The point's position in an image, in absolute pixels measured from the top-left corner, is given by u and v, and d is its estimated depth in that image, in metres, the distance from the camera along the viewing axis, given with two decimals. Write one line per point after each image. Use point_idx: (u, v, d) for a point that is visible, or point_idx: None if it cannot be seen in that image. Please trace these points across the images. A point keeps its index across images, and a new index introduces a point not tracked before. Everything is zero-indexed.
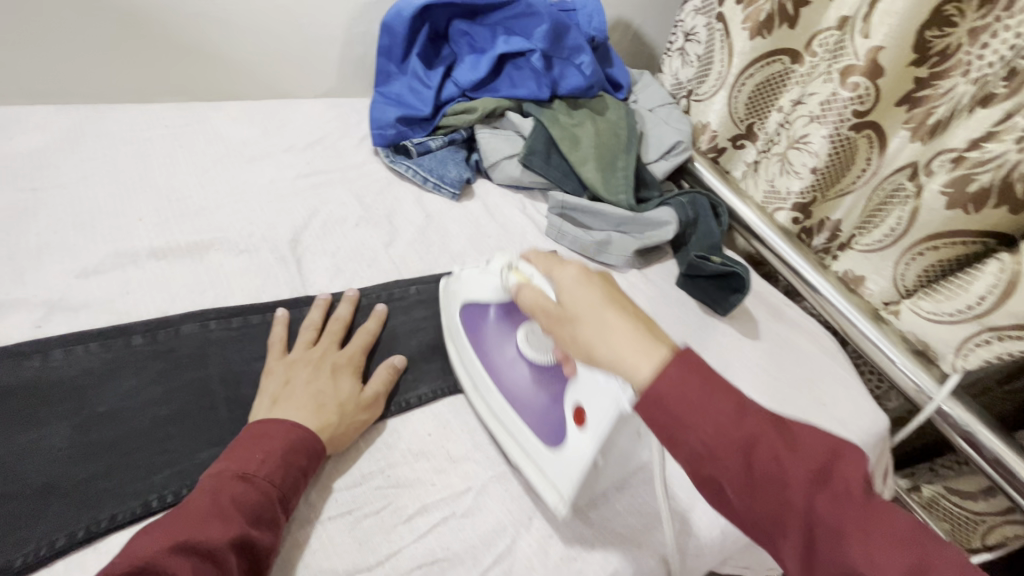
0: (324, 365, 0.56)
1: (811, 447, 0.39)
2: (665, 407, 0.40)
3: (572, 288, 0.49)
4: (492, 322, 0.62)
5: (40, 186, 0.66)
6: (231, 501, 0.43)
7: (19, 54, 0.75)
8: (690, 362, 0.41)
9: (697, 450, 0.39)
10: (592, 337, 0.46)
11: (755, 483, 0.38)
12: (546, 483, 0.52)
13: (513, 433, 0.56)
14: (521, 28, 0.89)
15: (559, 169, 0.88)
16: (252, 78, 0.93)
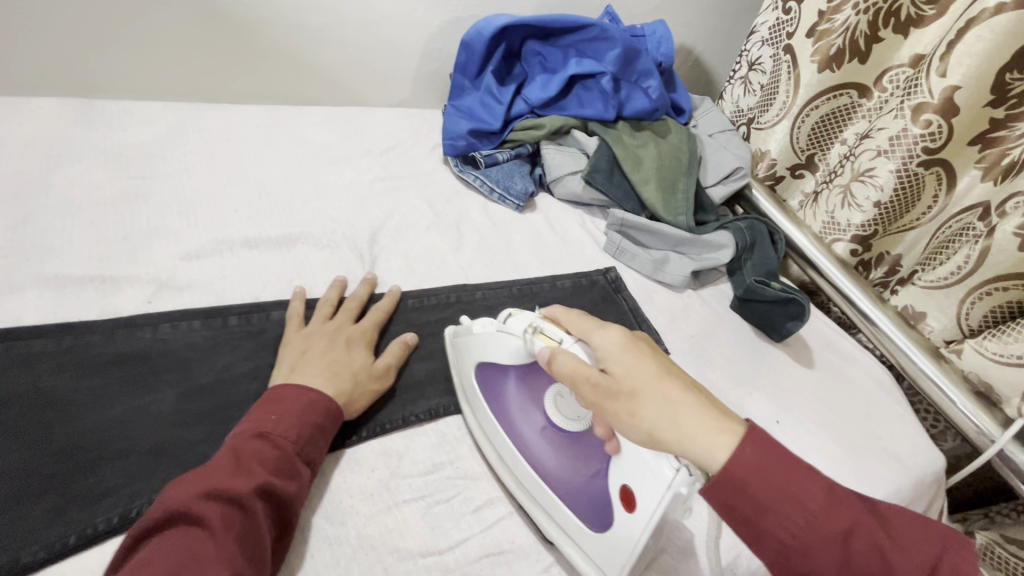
0: (339, 338, 0.59)
1: (911, 543, 0.40)
2: (759, 497, 0.40)
3: (622, 361, 0.46)
4: (514, 385, 0.58)
5: (149, 174, 0.73)
6: (251, 456, 0.45)
7: (136, 55, 0.82)
8: (778, 446, 0.41)
9: (789, 542, 0.39)
10: (658, 414, 0.44)
11: (855, 573, 0.38)
12: (595, 570, 0.49)
13: (553, 516, 0.52)
14: (593, 52, 0.93)
15: (620, 188, 0.90)
16: (336, 86, 0.98)
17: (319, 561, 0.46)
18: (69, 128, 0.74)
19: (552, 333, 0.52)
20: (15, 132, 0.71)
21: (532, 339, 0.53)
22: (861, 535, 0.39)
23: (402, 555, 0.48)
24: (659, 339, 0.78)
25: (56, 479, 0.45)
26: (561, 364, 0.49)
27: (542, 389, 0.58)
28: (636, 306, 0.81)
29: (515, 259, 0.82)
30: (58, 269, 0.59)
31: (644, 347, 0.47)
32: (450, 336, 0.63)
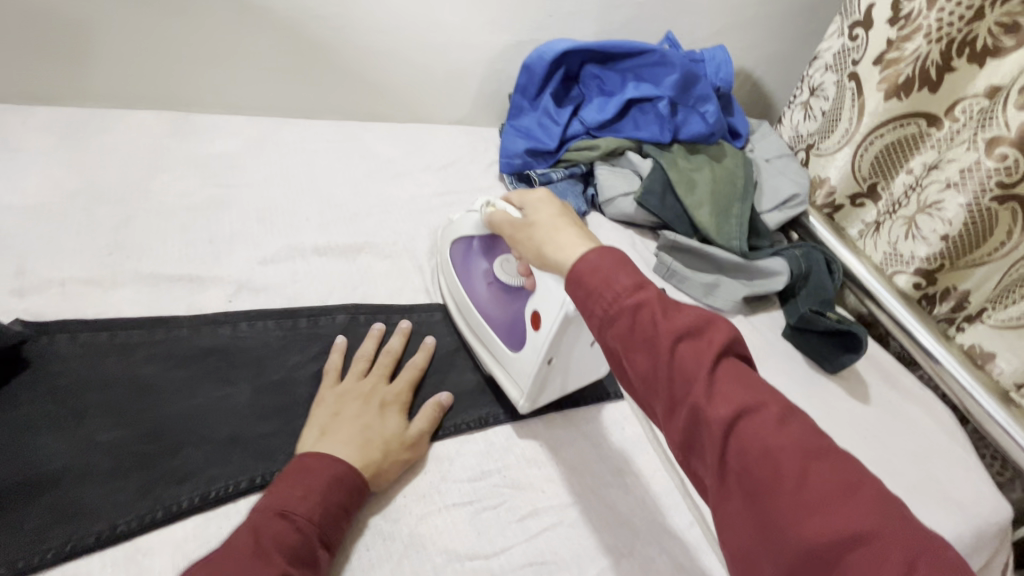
0: (373, 401, 0.57)
1: (685, 313, 0.42)
2: (582, 282, 0.45)
3: (537, 205, 0.55)
4: (475, 250, 0.69)
5: (233, 183, 0.79)
6: (272, 541, 0.43)
7: (226, 74, 0.90)
8: (614, 251, 0.46)
9: (598, 315, 0.44)
10: (547, 233, 0.52)
11: (632, 337, 0.42)
12: (511, 384, 0.62)
13: (489, 345, 0.65)
14: (651, 77, 0.95)
15: (673, 212, 0.91)
16: (401, 104, 1.03)
17: (373, 554, 0.49)
18: (166, 138, 0.82)
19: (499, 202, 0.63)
20: (121, 141, 0.79)
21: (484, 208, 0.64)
22: (647, 310, 0.42)
23: (449, 556, 0.50)
24: None
25: (148, 458, 0.50)
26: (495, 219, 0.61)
27: (494, 247, 0.68)
28: None
29: None
30: (153, 267, 0.65)
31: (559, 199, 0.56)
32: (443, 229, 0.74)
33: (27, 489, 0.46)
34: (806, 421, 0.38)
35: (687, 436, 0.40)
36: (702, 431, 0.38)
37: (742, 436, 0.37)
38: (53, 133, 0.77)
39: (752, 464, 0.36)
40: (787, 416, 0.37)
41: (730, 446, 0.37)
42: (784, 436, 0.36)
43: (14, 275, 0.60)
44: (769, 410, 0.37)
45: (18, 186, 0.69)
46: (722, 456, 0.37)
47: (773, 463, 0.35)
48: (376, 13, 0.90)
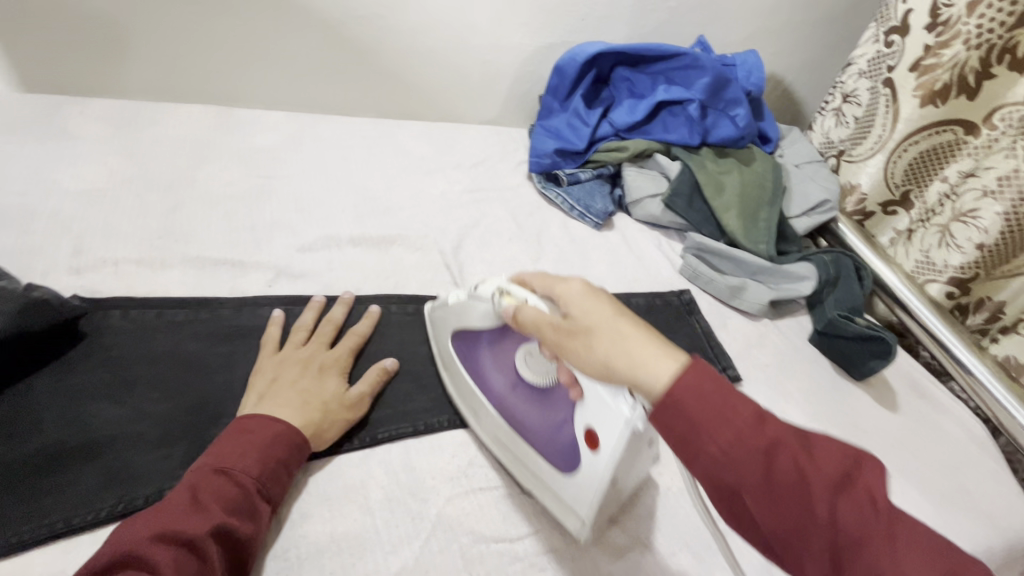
0: (312, 366, 0.57)
1: (828, 455, 0.36)
2: (687, 414, 0.37)
3: (581, 302, 0.45)
4: (485, 347, 0.59)
5: (273, 175, 0.82)
6: (211, 495, 0.44)
7: (269, 71, 0.93)
8: (714, 371, 0.38)
9: (712, 458, 0.37)
10: (611, 341, 0.42)
11: (774, 492, 0.35)
12: (565, 510, 0.52)
13: (529, 464, 0.55)
14: (682, 79, 0.95)
15: (700, 214, 0.91)
16: (434, 103, 1.06)
17: (402, 531, 0.50)
18: (212, 131, 0.86)
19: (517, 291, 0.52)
20: (170, 133, 0.83)
21: (500, 301, 0.53)
22: (784, 454, 0.35)
23: (475, 537, 0.52)
24: (732, 364, 0.77)
25: (192, 429, 0.53)
26: (524, 316, 0.50)
27: (508, 342, 0.58)
28: (710, 329, 0.81)
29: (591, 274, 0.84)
30: (199, 251, 0.68)
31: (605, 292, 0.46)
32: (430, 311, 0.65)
33: (81, 452, 0.49)
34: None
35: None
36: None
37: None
38: (108, 124, 0.81)
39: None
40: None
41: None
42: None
43: (73, 255, 0.64)
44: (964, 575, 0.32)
45: (77, 172, 0.73)
46: None
47: None
48: (414, 15, 0.92)
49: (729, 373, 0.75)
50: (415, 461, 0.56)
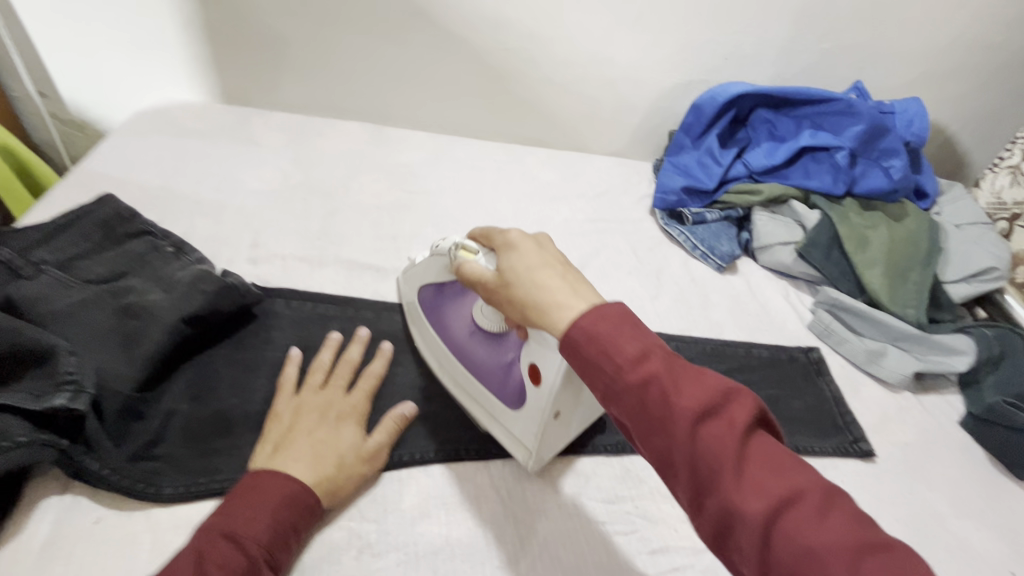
0: (329, 414, 0.55)
1: (702, 384, 0.37)
2: (583, 351, 0.40)
3: (508, 254, 0.47)
4: (447, 296, 0.64)
5: (414, 190, 0.90)
6: (216, 563, 0.42)
7: (418, 94, 1.02)
8: (611, 308, 0.40)
9: (603, 388, 0.40)
10: (525, 290, 0.44)
11: (646, 418, 0.37)
12: (515, 444, 0.57)
13: (483, 402, 0.60)
14: (831, 125, 0.91)
15: (837, 267, 0.85)
16: (563, 131, 1.09)
17: (511, 549, 0.52)
18: (366, 146, 0.95)
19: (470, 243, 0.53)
20: (333, 145, 0.94)
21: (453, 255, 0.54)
22: (659, 386, 0.37)
23: (579, 570, 0.52)
24: (865, 437, 0.70)
25: None
26: (463, 269, 0.51)
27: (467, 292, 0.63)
28: (840, 394, 0.74)
29: (710, 318, 0.82)
30: (350, 254, 0.76)
31: (535, 243, 0.47)
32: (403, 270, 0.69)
33: (246, 420, 0.56)
34: (849, 502, 0.33)
35: (718, 531, 0.35)
36: (735, 528, 0.34)
37: (783, 536, 0.32)
38: (284, 133, 0.94)
39: (794, 566, 0.31)
40: (830, 501, 0.33)
41: (768, 545, 0.32)
42: (827, 533, 0.31)
43: (251, 247, 0.74)
44: (810, 499, 0.33)
45: (258, 175, 0.85)
46: (762, 554, 0.33)
47: (820, 566, 0.31)
48: (556, 49, 0.97)
49: (861, 447, 0.68)
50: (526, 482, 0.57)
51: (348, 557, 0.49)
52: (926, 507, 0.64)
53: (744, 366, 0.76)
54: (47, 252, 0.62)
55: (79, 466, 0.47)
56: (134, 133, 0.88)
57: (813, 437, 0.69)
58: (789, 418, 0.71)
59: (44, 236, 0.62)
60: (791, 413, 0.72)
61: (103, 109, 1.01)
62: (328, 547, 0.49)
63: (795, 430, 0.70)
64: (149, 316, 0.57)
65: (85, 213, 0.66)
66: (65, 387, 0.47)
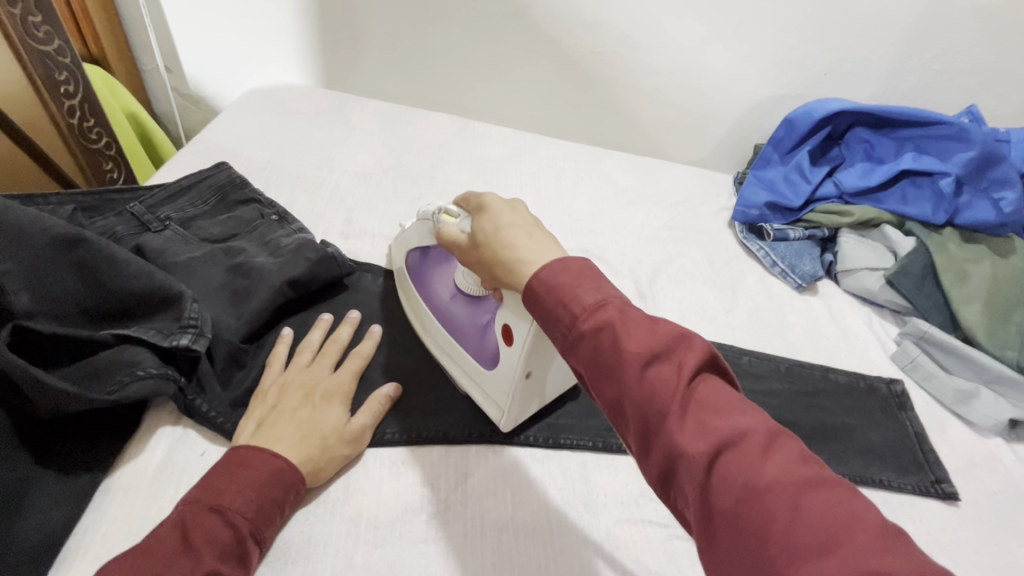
0: (314, 393, 0.55)
1: (654, 329, 0.36)
2: (540, 302, 0.40)
3: (481, 217, 0.48)
4: (433, 260, 0.65)
5: (495, 183, 0.92)
6: (202, 536, 0.41)
7: (506, 91, 1.04)
8: (572, 260, 0.41)
9: (559, 338, 0.39)
10: (495, 252, 0.45)
11: (596, 364, 0.37)
12: (487, 402, 0.57)
13: (460, 363, 0.60)
14: (936, 150, 0.86)
15: (930, 299, 0.80)
16: (644, 137, 1.08)
17: (572, 536, 0.53)
18: (452, 137, 0.98)
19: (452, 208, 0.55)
20: (422, 134, 0.98)
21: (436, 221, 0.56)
22: (609, 332, 0.36)
23: (641, 569, 0.51)
24: (950, 479, 0.66)
25: (410, 387, 0.61)
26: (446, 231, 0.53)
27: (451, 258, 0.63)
28: (924, 431, 0.71)
29: (786, 337, 0.79)
30: None
31: (505, 204, 0.48)
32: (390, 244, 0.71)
33: None
34: (799, 446, 0.31)
35: (663, 477, 0.34)
36: (680, 473, 0.32)
37: (723, 475, 0.30)
38: (378, 120, 0.98)
39: (735, 506, 0.30)
40: (775, 441, 0.31)
41: (707, 485, 0.31)
42: (771, 470, 0.30)
43: (344, 224, 0.79)
44: (755, 439, 0.31)
45: (352, 157, 0.90)
46: (703, 495, 0.31)
47: (759, 501, 0.29)
48: (649, 55, 0.97)
49: (943, 488, 0.64)
50: (591, 475, 0.58)
51: (419, 522, 0.51)
52: (1015, 562, 0.60)
53: (820, 390, 0.73)
54: (170, 210, 0.68)
55: (192, 403, 0.52)
56: (245, 111, 0.95)
57: (890, 471, 0.66)
58: (865, 449, 0.68)
59: (169, 196, 0.69)
60: (867, 444, 0.69)
61: (217, 88, 1.10)
62: (401, 509, 0.52)
63: (872, 463, 0.67)
64: (257, 276, 0.61)
65: (206, 178, 0.72)
66: (189, 329, 0.52)
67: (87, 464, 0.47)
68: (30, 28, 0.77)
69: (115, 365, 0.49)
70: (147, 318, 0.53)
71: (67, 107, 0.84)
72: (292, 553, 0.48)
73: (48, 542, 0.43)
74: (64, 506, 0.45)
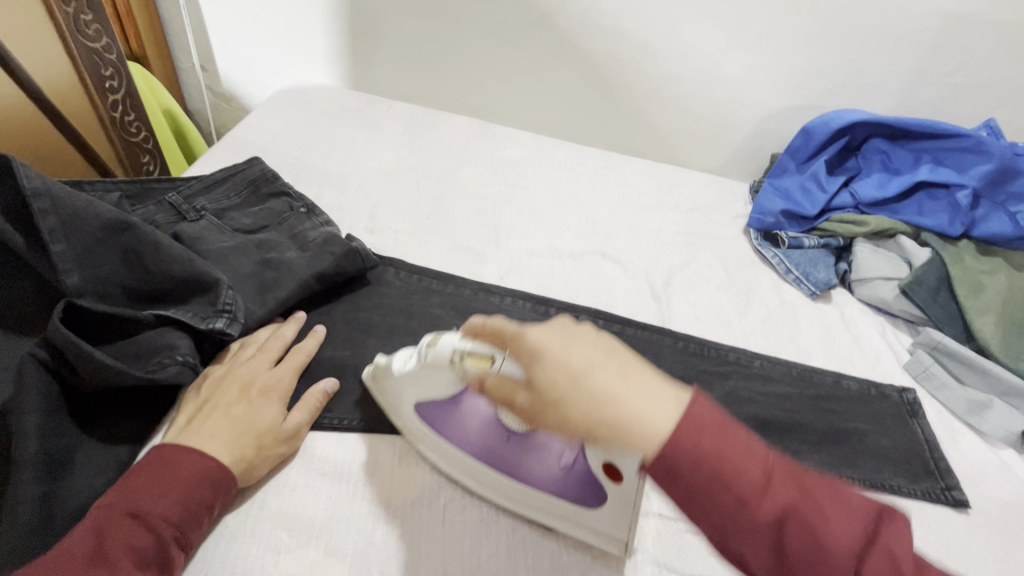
0: (249, 390, 0.53)
1: (840, 509, 0.36)
2: (701, 487, 0.36)
3: (543, 367, 0.39)
4: (449, 411, 0.52)
5: (514, 184, 0.94)
6: (118, 541, 0.41)
7: (528, 96, 1.07)
8: (705, 413, 0.37)
9: (724, 526, 0.36)
10: (590, 410, 0.37)
11: (794, 559, 0.35)
12: (606, 540, 0.51)
13: (549, 509, 0.52)
14: (953, 162, 0.88)
15: (944, 309, 0.81)
16: (661, 143, 1.10)
17: None
18: (474, 138, 1.01)
19: (476, 348, 0.45)
20: (445, 135, 1.00)
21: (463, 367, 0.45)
22: (800, 518, 0.35)
23: (652, 559, 0.53)
24: (960, 487, 0.66)
25: None
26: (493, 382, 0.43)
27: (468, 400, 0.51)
28: (935, 439, 0.71)
29: (798, 343, 0.80)
30: (453, 236, 0.82)
31: (561, 340, 0.40)
32: (371, 376, 0.57)
33: (355, 371, 0.62)
34: None
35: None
36: None
37: None
38: (403, 121, 1.01)
39: None
40: None
41: None
42: None
43: (369, 220, 0.82)
44: None
45: (378, 156, 0.93)
46: None
47: None
48: (669, 64, 0.99)
49: (953, 495, 0.65)
50: None
51: (437, 504, 0.53)
52: None
53: (831, 395, 0.74)
54: (206, 201, 0.71)
55: None
56: (276, 109, 0.98)
57: (900, 477, 0.66)
58: (876, 454, 0.69)
59: (204, 187, 0.72)
60: (878, 450, 0.69)
61: (248, 87, 1.14)
62: (420, 492, 0.53)
63: (883, 468, 0.67)
64: (285, 268, 0.64)
65: (239, 172, 0.75)
66: (223, 313, 0.56)
67: (124, 437, 0.50)
68: (82, 26, 0.81)
69: (155, 346, 0.52)
70: (183, 301, 0.55)
71: (110, 101, 0.89)
72: (315, 528, 0.50)
73: (88, 507, 0.46)
74: (102, 473, 0.48)
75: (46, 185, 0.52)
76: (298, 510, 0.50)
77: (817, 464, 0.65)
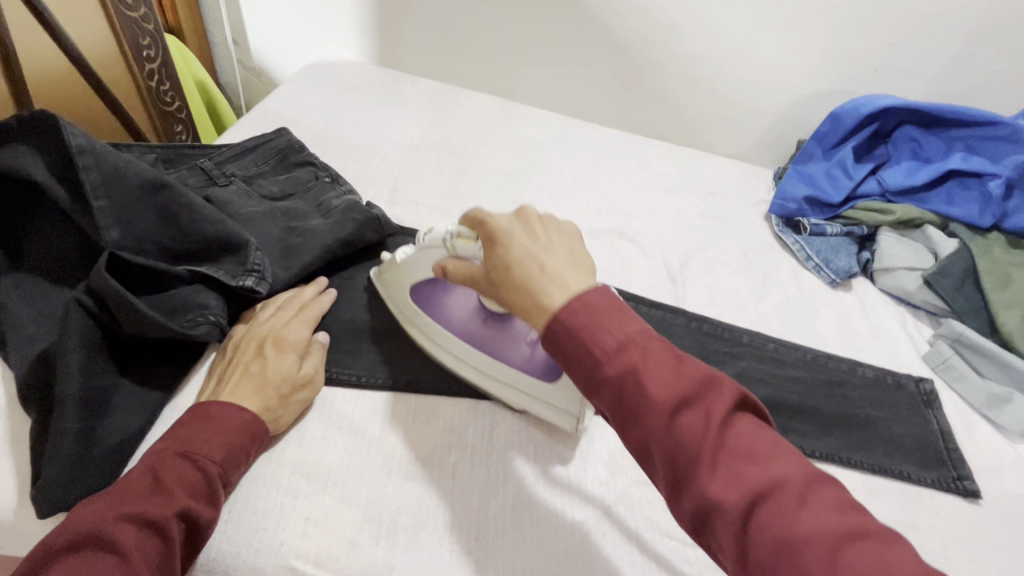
0: (265, 344, 0.55)
1: (692, 371, 0.38)
2: (560, 345, 0.40)
3: (490, 251, 0.47)
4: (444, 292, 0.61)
5: (535, 162, 0.94)
6: (173, 477, 0.44)
7: (552, 74, 1.06)
8: (588, 295, 0.41)
9: (583, 379, 0.40)
10: (511, 291, 0.45)
11: (625, 409, 0.38)
12: (559, 415, 0.57)
13: (516, 387, 0.58)
14: (986, 151, 0.86)
15: (968, 301, 0.79)
16: (684, 126, 1.09)
17: (590, 490, 0.55)
18: (497, 116, 1.01)
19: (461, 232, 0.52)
20: (468, 112, 1.01)
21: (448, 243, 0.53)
22: (634, 378, 0.38)
23: (654, 526, 0.54)
24: (973, 478, 0.65)
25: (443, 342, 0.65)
26: (460, 266, 0.52)
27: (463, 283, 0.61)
28: (950, 430, 0.70)
29: (815, 330, 0.80)
30: (473, 211, 0.83)
31: (511, 228, 0.47)
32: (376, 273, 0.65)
33: (374, 335, 0.64)
34: (837, 492, 0.34)
35: (695, 524, 0.36)
36: (715, 522, 0.35)
37: (759, 526, 0.33)
38: (426, 97, 1.02)
39: (772, 556, 0.32)
40: (815, 489, 0.34)
41: (745, 534, 0.33)
42: (809, 522, 0.32)
43: (391, 192, 0.83)
44: (792, 489, 0.34)
45: (402, 131, 0.94)
46: (739, 544, 0.34)
47: (797, 550, 0.31)
48: (695, 44, 0.98)
49: (965, 485, 0.64)
50: (611, 437, 0.60)
51: (447, 460, 0.55)
52: None
53: (845, 382, 0.73)
54: (235, 167, 0.74)
55: None
56: (304, 83, 1.00)
57: (912, 465, 0.66)
58: (888, 441, 0.68)
59: (233, 155, 0.74)
60: (891, 437, 0.69)
61: (278, 62, 1.16)
62: (431, 450, 0.55)
63: (894, 455, 0.67)
64: (310, 234, 0.66)
65: (267, 141, 0.77)
66: (252, 273, 0.59)
67: (158, 384, 0.53)
68: None
69: (189, 301, 0.55)
70: (213, 260, 0.58)
71: (147, 71, 0.92)
72: (333, 477, 0.52)
73: (126, 443, 0.49)
74: (139, 414, 0.51)
75: (90, 143, 0.55)
76: (316, 459, 0.53)
77: (826, 447, 0.65)
